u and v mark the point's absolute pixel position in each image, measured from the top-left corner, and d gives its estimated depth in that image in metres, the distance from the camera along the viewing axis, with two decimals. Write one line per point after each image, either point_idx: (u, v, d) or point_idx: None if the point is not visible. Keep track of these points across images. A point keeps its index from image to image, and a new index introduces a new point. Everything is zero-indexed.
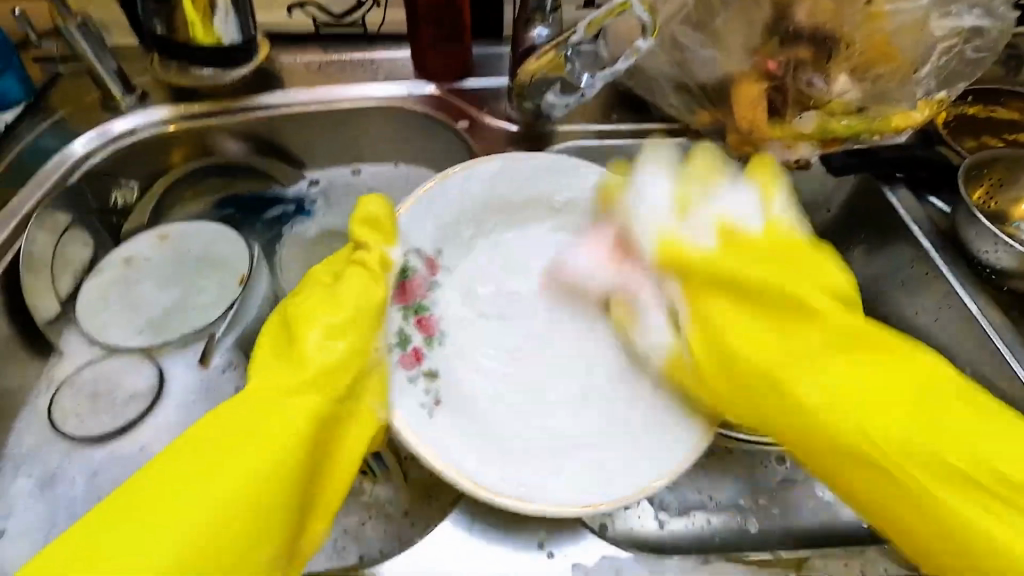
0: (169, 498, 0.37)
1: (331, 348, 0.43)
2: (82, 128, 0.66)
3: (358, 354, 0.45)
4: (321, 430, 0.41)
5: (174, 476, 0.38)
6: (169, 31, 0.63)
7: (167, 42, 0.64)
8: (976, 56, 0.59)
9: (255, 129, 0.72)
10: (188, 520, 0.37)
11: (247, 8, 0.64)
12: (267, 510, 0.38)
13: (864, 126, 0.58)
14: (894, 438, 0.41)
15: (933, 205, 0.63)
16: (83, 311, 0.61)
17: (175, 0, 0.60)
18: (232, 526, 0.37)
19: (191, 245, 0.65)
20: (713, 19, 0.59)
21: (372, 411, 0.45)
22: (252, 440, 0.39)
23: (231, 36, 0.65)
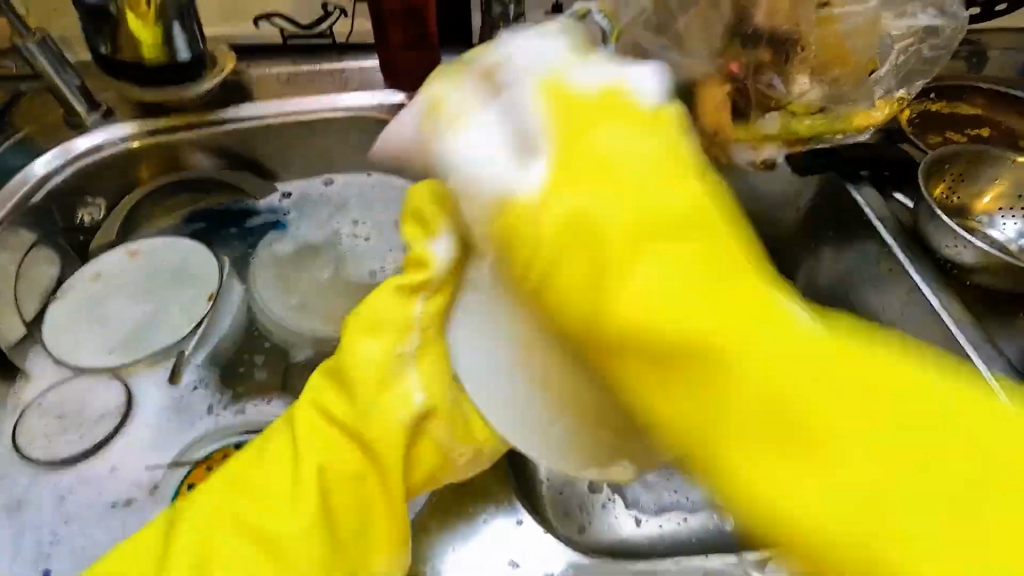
0: (348, 480, 0.43)
1: (380, 356, 0.43)
2: (46, 146, 0.65)
3: (429, 380, 0.43)
4: (348, 468, 0.42)
5: (265, 478, 0.43)
6: (116, 51, 0.63)
7: (114, 62, 0.64)
8: (932, 55, 0.60)
9: (224, 142, 0.72)
10: (285, 511, 0.41)
11: (192, 15, 0.63)
12: (314, 538, 0.41)
13: (826, 127, 0.59)
14: (765, 398, 0.28)
15: (898, 201, 0.64)
16: (51, 332, 0.60)
17: (116, 17, 0.60)
18: (326, 501, 0.42)
19: (158, 263, 0.65)
20: (673, 24, 0.59)
21: (378, 414, 0.43)
22: (276, 477, 0.42)
23: (181, 48, 0.64)
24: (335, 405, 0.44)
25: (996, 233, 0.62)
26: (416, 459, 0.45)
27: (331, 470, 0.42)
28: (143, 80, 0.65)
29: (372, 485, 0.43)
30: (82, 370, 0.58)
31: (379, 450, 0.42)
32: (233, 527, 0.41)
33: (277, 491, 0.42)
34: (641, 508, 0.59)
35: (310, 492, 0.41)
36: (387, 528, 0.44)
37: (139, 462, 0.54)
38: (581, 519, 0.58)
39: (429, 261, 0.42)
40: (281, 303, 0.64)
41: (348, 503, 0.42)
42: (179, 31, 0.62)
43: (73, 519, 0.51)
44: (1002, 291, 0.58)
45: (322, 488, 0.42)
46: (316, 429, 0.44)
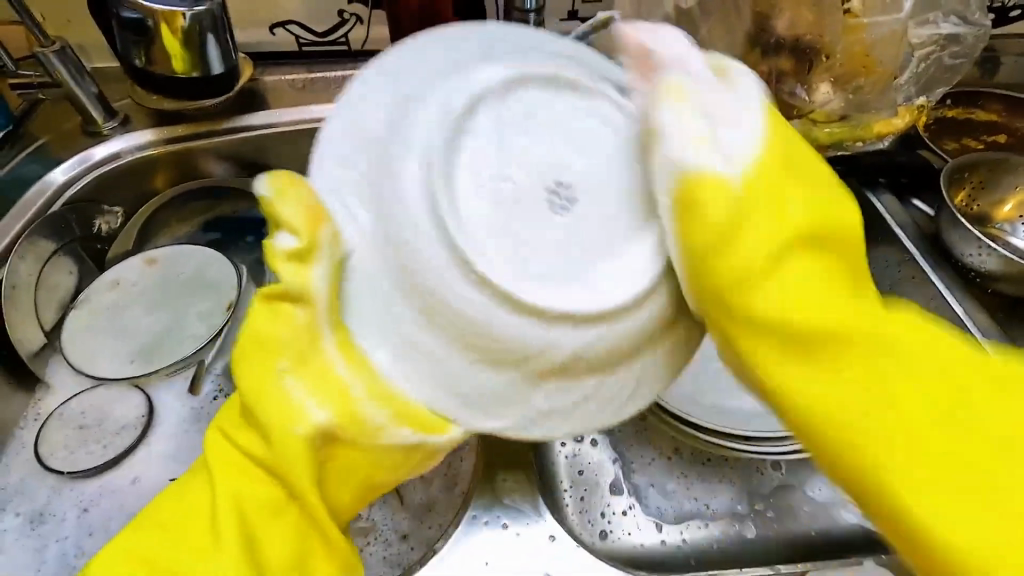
0: (257, 511, 0.34)
1: (284, 391, 0.33)
2: (64, 155, 0.65)
3: (258, 398, 0.33)
4: (224, 505, 0.33)
5: (186, 511, 0.34)
6: (150, 64, 0.62)
7: (148, 73, 0.63)
8: (953, 62, 0.59)
9: (241, 150, 0.71)
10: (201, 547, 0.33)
11: (225, 27, 0.61)
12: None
13: (847, 133, 0.59)
14: (895, 408, 0.29)
15: (917, 207, 0.64)
16: (70, 342, 0.60)
17: (151, 31, 0.59)
18: (246, 534, 0.33)
19: (177, 271, 0.64)
20: (694, 31, 0.59)
21: (302, 441, 0.33)
22: (198, 510, 0.34)
23: (215, 62, 0.63)
24: (243, 434, 0.35)
25: (1016, 241, 0.61)
26: (346, 492, 0.36)
27: (241, 501, 0.34)
28: (173, 92, 0.66)
29: (297, 514, 0.34)
30: (103, 380, 0.58)
31: (286, 475, 0.33)
32: None
33: (185, 521, 0.34)
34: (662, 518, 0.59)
35: (223, 527, 0.33)
36: (327, 557, 0.35)
37: (160, 472, 0.54)
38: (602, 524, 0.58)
39: (301, 252, 0.31)
40: None
41: (251, 538, 0.33)
42: (213, 47, 0.62)
43: (95, 531, 0.51)
44: None
45: (227, 526, 0.33)
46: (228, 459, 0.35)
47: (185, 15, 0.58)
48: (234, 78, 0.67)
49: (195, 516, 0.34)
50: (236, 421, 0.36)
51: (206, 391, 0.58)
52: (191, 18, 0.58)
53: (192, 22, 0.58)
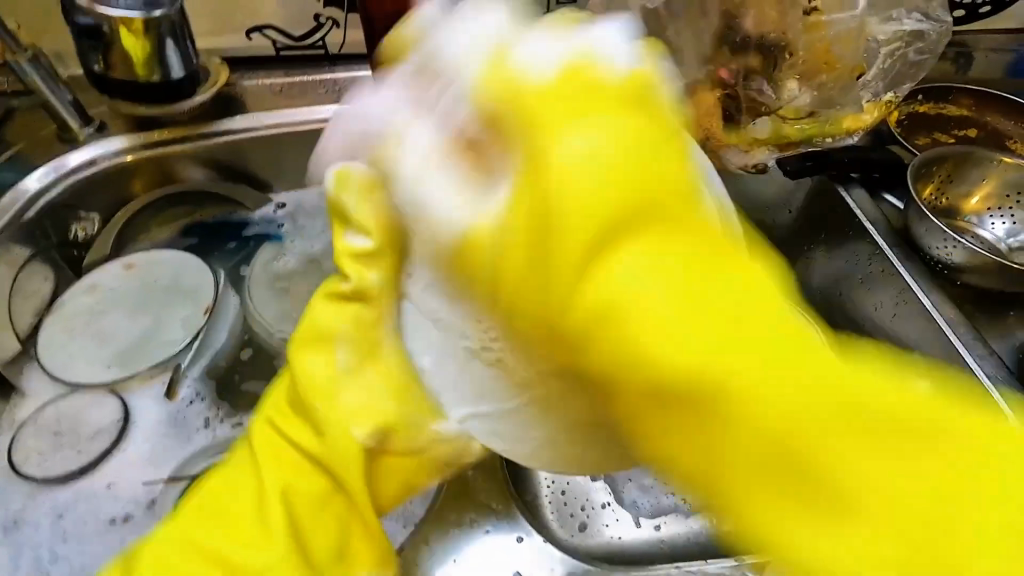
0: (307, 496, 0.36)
1: (336, 368, 0.36)
2: (40, 162, 0.65)
3: (315, 387, 0.36)
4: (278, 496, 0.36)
5: (238, 479, 0.37)
6: (107, 70, 0.63)
7: (105, 79, 0.64)
8: (918, 58, 0.60)
9: (220, 155, 0.72)
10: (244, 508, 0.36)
11: (186, 35, 0.63)
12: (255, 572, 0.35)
13: (816, 129, 0.60)
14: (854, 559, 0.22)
15: (887, 201, 0.65)
16: (47, 348, 0.60)
17: (107, 36, 0.60)
18: (291, 518, 0.35)
19: (153, 277, 0.64)
20: (663, 31, 0.60)
21: (352, 436, 0.35)
22: (241, 494, 0.37)
23: (174, 66, 0.64)
24: (291, 423, 0.38)
25: (984, 233, 0.62)
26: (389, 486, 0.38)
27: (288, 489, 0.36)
28: (132, 95, 0.66)
29: (345, 497, 0.36)
30: (79, 386, 0.58)
31: (337, 469, 0.36)
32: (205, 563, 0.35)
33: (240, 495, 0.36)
34: (642, 513, 0.59)
35: (271, 514, 0.35)
36: (365, 543, 0.38)
37: (135, 478, 0.54)
38: (581, 517, 0.59)
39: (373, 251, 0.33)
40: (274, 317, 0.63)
41: (297, 519, 0.36)
42: (172, 53, 0.63)
43: (70, 537, 0.51)
44: (991, 290, 0.58)
45: (276, 501, 0.35)
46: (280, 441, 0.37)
47: (141, 19, 0.59)
48: (194, 81, 0.68)
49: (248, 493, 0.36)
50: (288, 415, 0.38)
51: (182, 394, 0.59)
52: (151, 24, 0.60)
53: (152, 29, 0.60)
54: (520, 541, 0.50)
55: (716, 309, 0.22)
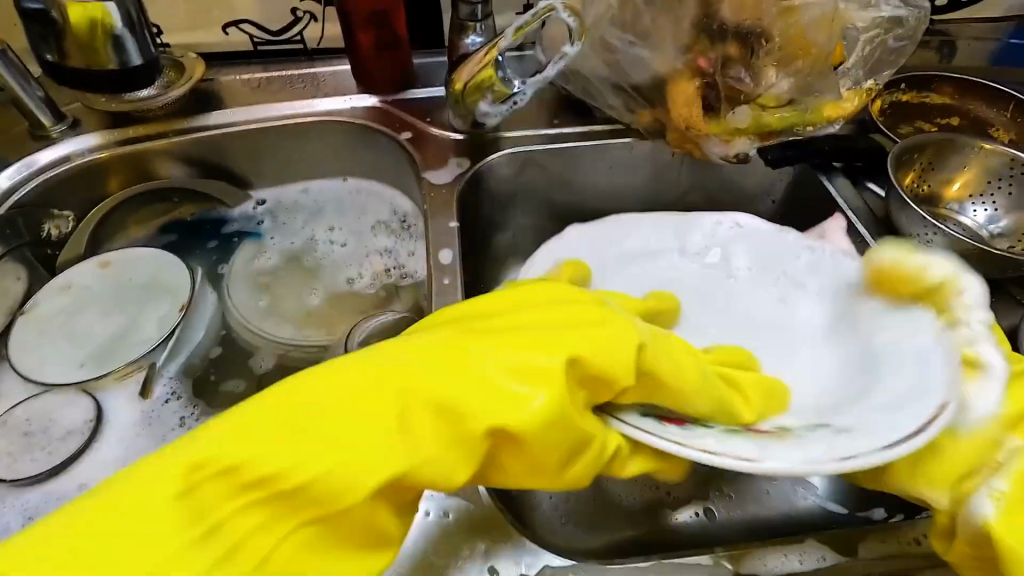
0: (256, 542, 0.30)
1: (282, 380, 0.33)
2: (12, 160, 0.65)
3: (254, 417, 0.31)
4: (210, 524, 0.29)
5: (151, 487, 0.29)
6: (60, 59, 0.60)
7: (61, 69, 0.61)
8: (897, 45, 0.60)
9: (196, 151, 0.70)
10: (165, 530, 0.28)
11: (143, 23, 0.61)
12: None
13: (796, 118, 0.59)
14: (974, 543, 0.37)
15: (870, 190, 0.65)
16: (20, 347, 0.59)
17: (59, 21, 0.58)
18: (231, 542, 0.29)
19: (128, 275, 0.64)
20: (640, 20, 0.60)
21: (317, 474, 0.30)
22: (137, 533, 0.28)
23: (129, 54, 0.61)
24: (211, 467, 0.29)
25: (966, 220, 0.62)
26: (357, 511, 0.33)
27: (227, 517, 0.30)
28: (89, 88, 0.63)
29: (316, 533, 0.31)
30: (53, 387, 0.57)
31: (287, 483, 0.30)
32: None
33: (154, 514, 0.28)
34: (624, 503, 0.61)
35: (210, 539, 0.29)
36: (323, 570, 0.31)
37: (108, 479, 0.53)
38: (566, 509, 0.61)
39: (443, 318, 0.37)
40: (259, 315, 0.65)
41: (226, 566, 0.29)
42: (128, 37, 0.60)
43: None
44: None
45: (231, 511, 0.29)
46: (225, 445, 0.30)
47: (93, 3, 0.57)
48: (155, 69, 0.65)
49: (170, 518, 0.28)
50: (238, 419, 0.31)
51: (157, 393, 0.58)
52: (103, 6, 0.57)
53: (103, 11, 0.58)
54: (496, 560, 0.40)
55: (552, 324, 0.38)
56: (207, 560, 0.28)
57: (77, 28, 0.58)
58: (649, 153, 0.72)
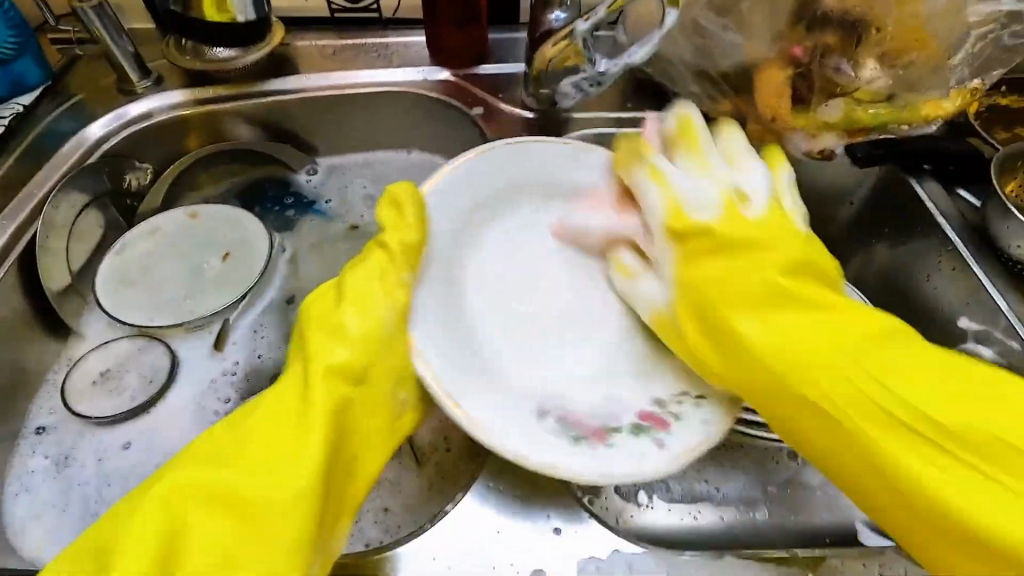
0: (287, 515, 0.34)
1: (343, 328, 0.41)
2: (96, 113, 0.66)
3: (374, 339, 0.41)
4: (337, 418, 0.38)
5: (266, 424, 0.38)
6: (186, 10, 0.63)
7: (184, 22, 0.65)
8: (1013, 43, 0.56)
9: (266, 115, 0.71)
10: (289, 476, 0.35)
11: None
12: (266, 500, 0.35)
13: (890, 115, 0.57)
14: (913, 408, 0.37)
15: (962, 197, 0.62)
16: (100, 288, 0.61)
17: None
18: (335, 418, 0.38)
19: (527, 164, 0.54)
20: (737, 2, 0.58)
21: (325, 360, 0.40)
22: (254, 460, 0.36)
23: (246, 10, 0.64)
24: (318, 339, 0.41)
25: None
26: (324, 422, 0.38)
27: (326, 415, 0.38)
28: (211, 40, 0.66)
29: (324, 481, 0.36)
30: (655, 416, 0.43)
31: (311, 393, 0.39)
32: (215, 497, 0.35)
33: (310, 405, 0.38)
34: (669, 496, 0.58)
35: (313, 413, 0.37)
36: (295, 515, 0.34)
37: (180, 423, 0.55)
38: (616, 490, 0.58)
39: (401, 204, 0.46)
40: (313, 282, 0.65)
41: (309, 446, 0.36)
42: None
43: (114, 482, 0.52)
44: None
45: (287, 458, 0.36)
46: (275, 407, 0.39)
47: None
48: (266, 27, 0.67)
49: (356, 398, 0.40)
50: (301, 389, 0.40)
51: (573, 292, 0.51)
52: None
53: None
54: (557, 533, 0.42)
55: (309, 353, 0.41)
56: (311, 458, 0.36)
57: None
58: None
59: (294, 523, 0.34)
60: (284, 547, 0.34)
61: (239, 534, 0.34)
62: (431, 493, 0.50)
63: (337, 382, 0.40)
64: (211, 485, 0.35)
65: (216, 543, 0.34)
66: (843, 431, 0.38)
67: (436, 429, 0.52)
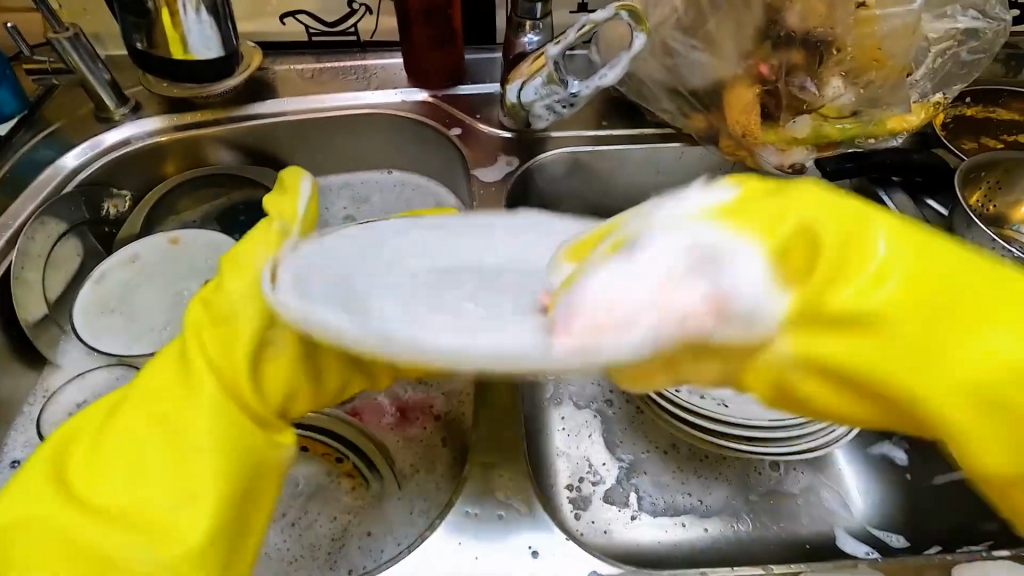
0: (198, 499, 0.33)
1: (221, 285, 0.38)
2: (73, 142, 0.66)
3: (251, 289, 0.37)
4: (231, 381, 0.36)
5: (162, 397, 0.36)
6: (151, 47, 0.63)
7: (149, 57, 0.64)
8: (970, 58, 0.58)
9: (245, 139, 0.71)
10: (195, 458, 0.34)
11: (227, 16, 0.63)
12: (145, 479, 0.33)
13: (857, 130, 0.58)
14: (954, 388, 0.29)
15: (931, 208, 0.64)
16: (77, 318, 0.60)
17: (153, 16, 0.60)
18: (223, 381, 0.36)
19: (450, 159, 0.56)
20: (704, 24, 0.59)
21: (194, 314, 0.38)
22: (139, 442, 0.34)
23: (213, 46, 0.64)
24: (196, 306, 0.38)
25: None
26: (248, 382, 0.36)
27: (192, 375, 0.36)
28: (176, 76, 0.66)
29: (229, 453, 0.34)
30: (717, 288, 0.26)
31: (213, 357, 0.36)
32: (130, 477, 0.33)
33: (196, 370, 0.36)
34: (655, 508, 0.57)
35: (203, 381, 0.35)
36: (207, 486, 0.33)
37: None
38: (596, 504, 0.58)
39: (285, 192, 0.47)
40: None
41: (203, 422, 0.34)
42: (213, 30, 0.63)
43: None
44: None
45: (189, 435, 0.34)
46: (167, 371, 0.37)
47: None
48: (235, 61, 0.67)
49: (220, 349, 0.36)
50: (201, 352, 0.38)
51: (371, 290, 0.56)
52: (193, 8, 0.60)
53: (195, 11, 0.60)
54: (535, 556, 0.42)
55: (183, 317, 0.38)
56: (205, 427, 0.34)
57: (170, 22, 0.61)
58: (699, 157, 0.69)
59: (179, 509, 0.33)
60: (189, 534, 0.32)
61: (127, 517, 0.33)
62: (412, 516, 0.50)
63: (214, 344, 0.37)
64: (121, 461, 0.34)
65: (121, 528, 0.32)
66: (880, 389, 0.30)
67: (418, 452, 0.53)
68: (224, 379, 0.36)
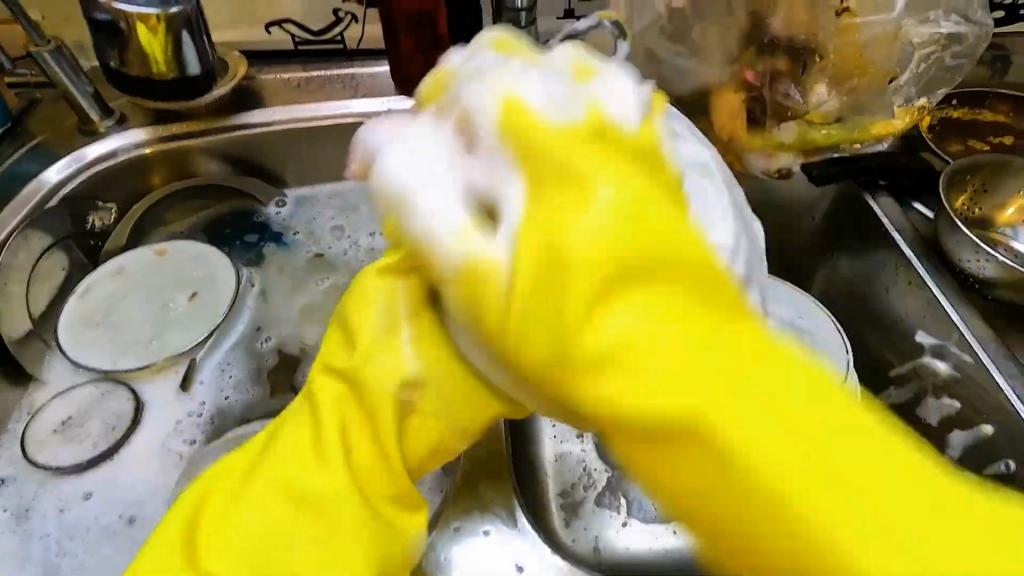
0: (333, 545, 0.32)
1: (379, 315, 0.36)
2: (57, 154, 0.66)
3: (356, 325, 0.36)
4: (338, 426, 0.35)
5: (272, 455, 0.35)
6: (124, 66, 0.63)
7: (123, 76, 0.64)
8: (954, 63, 0.58)
9: (232, 149, 0.71)
10: (324, 507, 0.33)
11: (201, 31, 0.63)
12: (295, 538, 0.33)
13: (843, 135, 0.57)
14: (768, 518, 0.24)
15: (917, 211, 0.64)
16: (63, 333, 0.60)
17: (126, 34, 0.61)
18: (343, 429, 0.35)
19: None
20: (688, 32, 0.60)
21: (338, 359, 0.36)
22: (259, 508, 0.33)
23: (189, 63, 0.64)
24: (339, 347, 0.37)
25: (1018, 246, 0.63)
26: (346, 432, 0.34)
27: (348, 427, 0.35)
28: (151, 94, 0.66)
29: (350, 503, 0.33)
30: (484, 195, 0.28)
31: (315, 409, 0.35)
32: (254, 539, 0.32)
33: (321, 429, 0.35)
34: (647, 517, 0.57)
35: (326, 431, 0.34)
36: (341, 529, 0.33)
37: (143, 469, 0.54)
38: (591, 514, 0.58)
39: None
40: (282, 317, 0.65)
41: (329, 478, 0.33)
42: (189, 46, 0.63)
43: (76, 534, 0.51)
44: None
45: (309, 492, 0.33)
46: (298, 430, 0.36)
47: (157, 14, 0.60)
48: (211, 76, 0.67)
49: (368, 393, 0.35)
50: (304, 413, 0.36)
51: None
52: (167, 23, 0.60)
53: (168, 27, 0.61)
54: (522, 571, 0.42)
55: (331, 363, 0.37)
56: (338, 473, 0.34)
57: (145, 40, 0.61)
58: None
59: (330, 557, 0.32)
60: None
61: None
62: None
63: (310, 403, 0.36)
64: (234, 530, 0.33)
65: None
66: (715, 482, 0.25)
67: None
68: (329, 435, 0.35)
